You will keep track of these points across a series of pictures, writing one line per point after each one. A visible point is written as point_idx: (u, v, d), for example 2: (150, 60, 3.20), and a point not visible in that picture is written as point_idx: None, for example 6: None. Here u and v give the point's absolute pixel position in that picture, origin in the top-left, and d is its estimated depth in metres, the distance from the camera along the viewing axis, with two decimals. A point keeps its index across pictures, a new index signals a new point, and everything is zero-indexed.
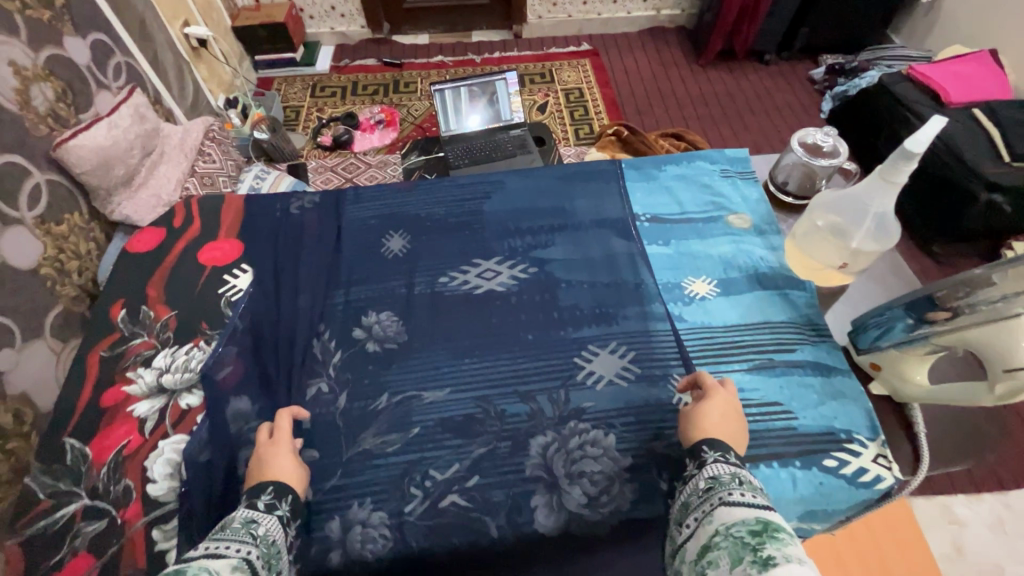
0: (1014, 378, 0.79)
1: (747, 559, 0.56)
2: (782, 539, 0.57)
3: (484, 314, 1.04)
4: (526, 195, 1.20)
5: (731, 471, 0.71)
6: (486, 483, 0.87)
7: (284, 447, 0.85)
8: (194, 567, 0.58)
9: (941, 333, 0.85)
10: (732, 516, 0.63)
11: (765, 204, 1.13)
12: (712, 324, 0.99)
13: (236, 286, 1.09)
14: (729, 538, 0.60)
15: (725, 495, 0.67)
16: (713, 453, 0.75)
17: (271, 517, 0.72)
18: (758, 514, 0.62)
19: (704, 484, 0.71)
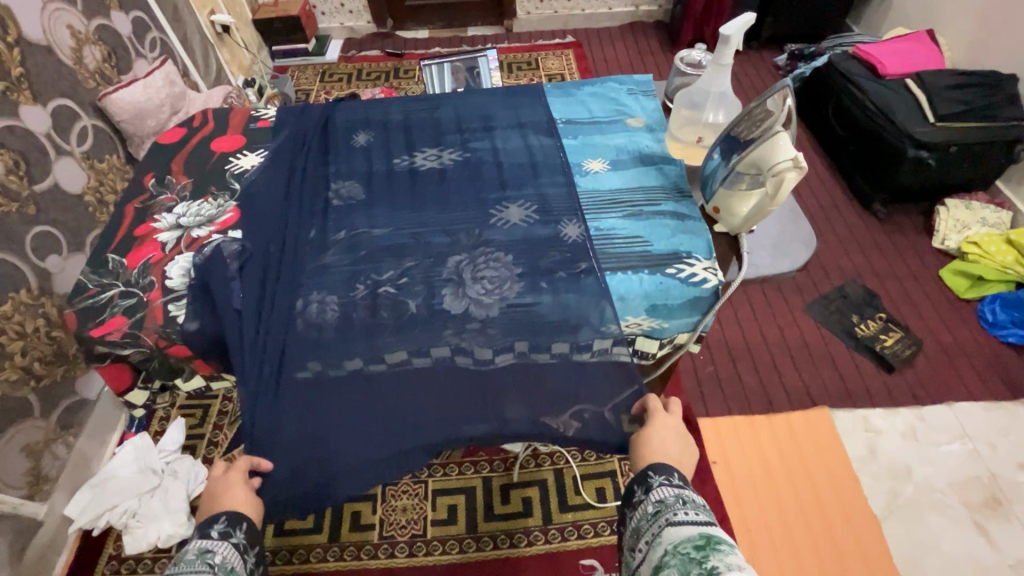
0: (782, 180, 0.89)
1: (696, 571, 0.67)
2: (723, 549, 0.69)
3: (427, 181, 1.22)
4: (469, 106, 1.38)
5: (676, 492, 0.83)
6: (412, 281, 1.04)
7: (234, 477, 0.90)
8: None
9: (741, 162, 0.96)
10: (679, 534, 0.75)
11: (659, 111, 1.34)
12: (600, 188, 1.18)
13: (240, 165, 1.26)
14: (677, 556, 0.71)
15: (672, 516, 0.78)
16: (657, 476, 0.87)
17: (227, 544, 0.80)
18: (700, 531, 0.73)
19: (652, 507, 0.82)
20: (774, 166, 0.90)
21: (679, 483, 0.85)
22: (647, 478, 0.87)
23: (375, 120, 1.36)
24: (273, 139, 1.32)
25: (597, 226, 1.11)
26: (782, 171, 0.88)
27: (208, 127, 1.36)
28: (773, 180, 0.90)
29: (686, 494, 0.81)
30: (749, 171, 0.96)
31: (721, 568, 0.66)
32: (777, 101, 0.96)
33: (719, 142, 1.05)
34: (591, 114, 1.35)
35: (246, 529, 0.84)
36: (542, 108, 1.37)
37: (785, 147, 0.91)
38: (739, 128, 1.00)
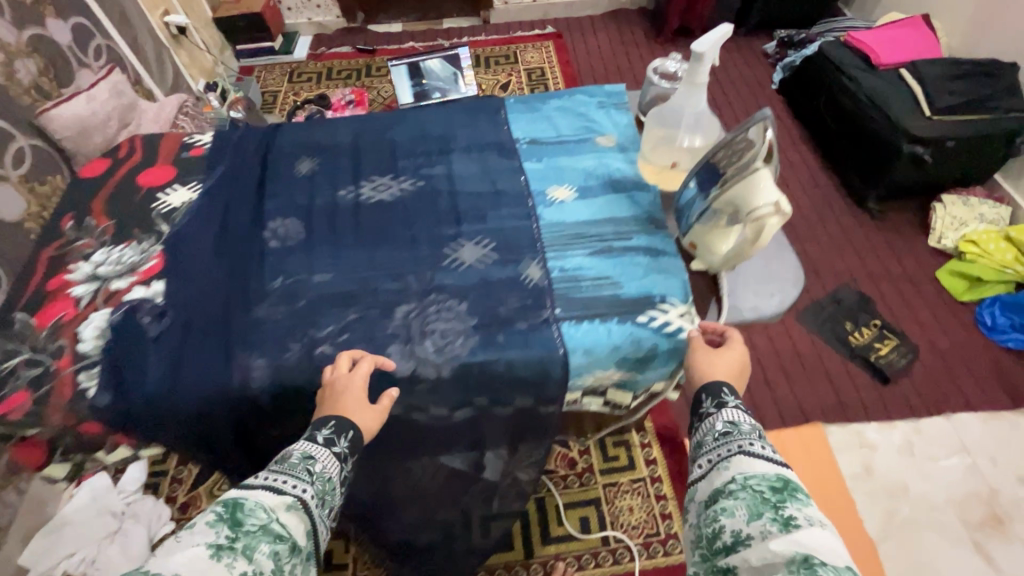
0: (762, 224, 0.80)
1: (769, 514, 0.61)
2: (802, 499, 0.63)
3: (375, 216, 1.10)
4: (425, 124, 1.26)
5: (745, 418, 0.76)
6: (354, 337, 0.92)
7: (356, 382, 0.84)
8: (251, 502, 0.62)
9: (716, 198, 0.87)
10: (752, 468, 0.68)
11: (632, 127, 1.22)
12: (565, 220, 1.06)
13: (169, 202, 1.14)
14: (750, 492, 0.65)
15: (745, 445, 0.71)
16: (730, 396, 0.79)
17: (327, 453, 0.75)
18: (778, 473, 0.67)
19: (721, 427, 0.76)
20: (752, 211, 0.81)
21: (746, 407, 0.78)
22: (718, 391, 0.80)
23: (321, 144, 1.23)
24: (207, 169, 1.19)
25: (562, 266, 1.00)
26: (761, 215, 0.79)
27: (135, 156, 1.23)
28: (753, 227, 0.82)
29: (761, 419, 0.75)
30: (726, 209, 0.87)
31: (796, 519, 0.60)
32: (753, 127, 0.84)
33: (696, 171, 0.94)
34: (556, 131, 1.22)
35: (350, 439, 0.78)
36: (504, 126, 1.24)
37: (765, 185, 0.81)
38: (716, 158, 0.89)
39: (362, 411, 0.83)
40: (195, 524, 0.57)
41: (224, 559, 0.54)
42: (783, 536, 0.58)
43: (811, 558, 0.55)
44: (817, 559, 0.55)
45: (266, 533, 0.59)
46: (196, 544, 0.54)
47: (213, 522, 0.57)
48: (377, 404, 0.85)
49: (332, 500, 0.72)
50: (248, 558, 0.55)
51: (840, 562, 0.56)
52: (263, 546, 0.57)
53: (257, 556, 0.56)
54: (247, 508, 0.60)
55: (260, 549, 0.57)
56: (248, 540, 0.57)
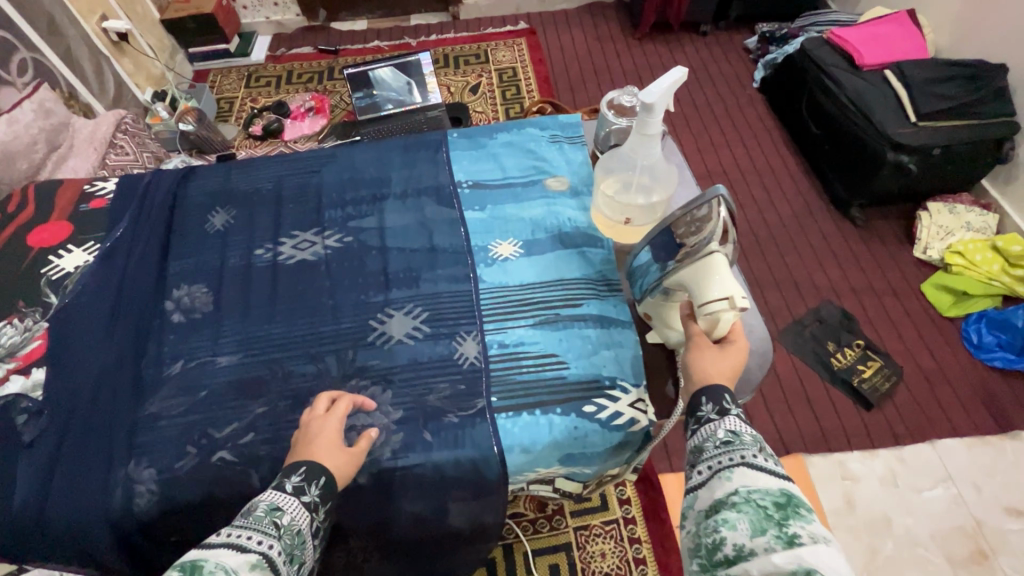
0: (714, 316, 0.73)
1: (774, 532, 0.54)
2: (806, 515, 0.56)
3: (293, 281, 0.97)
4: (356, 165, 1.12)
5: (748, 427, 0.68)
6: (259, 439, 0.80)
7: (332, 424, 0.75)
8: (211, 565, 0.54)
9: (668, 278, 0.79)
10: (755, 480, 0.60)
11: (586, 166, 1.10)
12: (508, 283, 0.94)
13: (60, 267, 1.00)
14: (753, 506, 0.58)
15: (748, 456, 0.63)
16: (731, 402, 0.71)
17: (296, 503, 0.66)
18: (784, 488, 0.59)
19: (722, 434, 0.67)
20: (705, 302, 0.72)
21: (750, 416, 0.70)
22: (720, 394, 0.70)
23: (237, 191, 1.09)
24: (107, 226, 1.05)
25: (502, 340, 0.88)
26: (714, 306, 0.72)
27: (26, 212, 1.08)
28: (704, 318, 0.74)
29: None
30: (677, 291, 0.79)
31: (803, 539, 0.53)
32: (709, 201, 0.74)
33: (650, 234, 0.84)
34: (503, 173, 1.10)
35: (323, 486, 0.69)
36: (445, 166, 1.11)
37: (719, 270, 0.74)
38: (672, 228, 0.79)
39: (334, 453, 0.73)
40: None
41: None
42: (787, 551, 0.52)
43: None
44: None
45: None
46: None
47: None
48: (354, 448, 0.75)
49: (301, 552, 0.64)
50: None
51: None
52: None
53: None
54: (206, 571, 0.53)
55: None
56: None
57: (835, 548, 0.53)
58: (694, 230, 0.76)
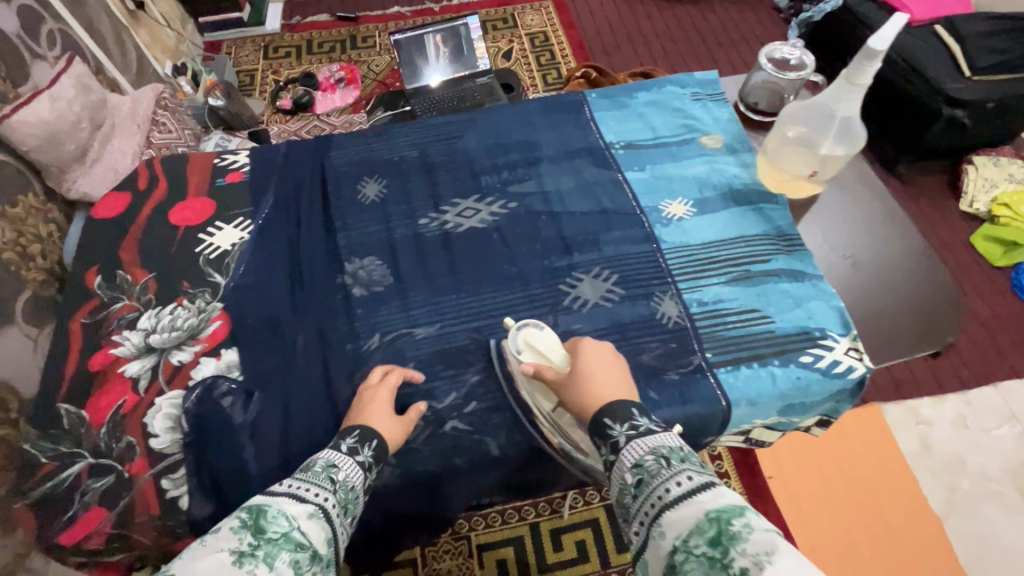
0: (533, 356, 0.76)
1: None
2: (739, 536, 0.46)
3: (468, 249, 0.95)
4: (500, 129, 1.09)
5: (649, 448, 0.57)
6: (486, 407, 0.79)
7: (383, 392, 0.75)
8: (273, 510, 0.52)
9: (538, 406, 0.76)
10: (679, 520, 0.50)
11: (735, 122, 1.08)
12: (690, 242, 0.94)
13: (216, 244, 0.95)
14: (692, 559, 0.46)
15: (662, 492, 0.53)
16: (619, 428, 0.61)
17: (351, 462, 0.64)
18: (705, 508, 0.49)
19: (630, 477, 0.56)
20: (513, 359, 0.78)
21: (653, 426, 0.60)
22: (605, 431, 0.62)
23: (381, 161, 1.05)
24: (253, 200, 1.00)
25: (700, 299, 0.88)
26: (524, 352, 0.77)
27: (160, 189, 1.02)
28: (525, 348, 0.77)
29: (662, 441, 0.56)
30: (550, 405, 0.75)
31: (754, 571, 0.43)
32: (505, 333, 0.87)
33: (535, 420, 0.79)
34: (653, 132, 1.08)
35: (375, 447, 0.67)
36: (592, 128, 1.09)
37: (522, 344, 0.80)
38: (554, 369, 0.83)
39: (384, 419, 0.72)
40: (218, 529, 0.50)
41: (245, 569, 0.46)
42: None
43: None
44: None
45: (290, 543, 0.50)
46: (218, 550, 0.47)
47: (237, 529, 0.49)
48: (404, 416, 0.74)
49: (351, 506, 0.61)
50: (271, 566, 0.48)
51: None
52: (284, 556, 0.49)
53: (279, 565, 0.48)
54: (270, 516, 0.51)
55: (282, 557, 0.49)
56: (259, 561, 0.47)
57: (783, 560, 0.43)
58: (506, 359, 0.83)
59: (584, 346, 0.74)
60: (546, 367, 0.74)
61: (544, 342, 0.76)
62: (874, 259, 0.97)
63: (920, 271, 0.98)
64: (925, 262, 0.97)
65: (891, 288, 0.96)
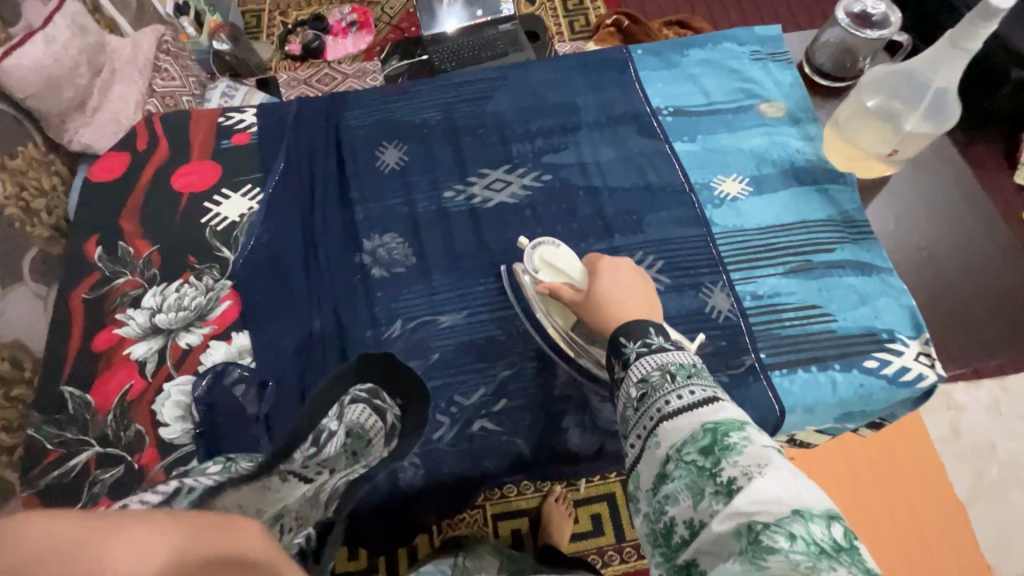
0: (544, 272, 0.74)
1: (710, 493, 0.44)
2: (736, 447, 0.45)
3: (498, 227, 0.86)
4: (534, 89, 0.97)
5: (658, 363, 0.54)
6: (517, 406, 0.73)
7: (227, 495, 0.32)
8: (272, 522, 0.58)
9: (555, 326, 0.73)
10: (679, 432, 0.48)
11: (799, 87, 0.96)
12: (745, 226, 0.84)
13: (223, 216, 0.87)
14: (680, 466, 0.46)
15: (664, 405, 0.50)
16: (632, 344, 0.57)
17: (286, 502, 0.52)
18: (704, 420, 0.48)
19: (634, 391, 0.54)
20: (529, 277, 0.76)
21: (668, 343, 0.56)
22: (619, 348, 0.57)
23: (402, 123, 0.95)
24: (263, 164, 0.91)
25: (754, 291, 0.80)
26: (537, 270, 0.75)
27: (161, 150, 0.93)
28: (538, 270, 0.74)
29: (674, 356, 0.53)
30: (567, 322, 0.72)
31: (742, 483, 0.42)
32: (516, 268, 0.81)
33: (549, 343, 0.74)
34: (706, 97, 0.96)
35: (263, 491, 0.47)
36: (637, 90, 0.97)
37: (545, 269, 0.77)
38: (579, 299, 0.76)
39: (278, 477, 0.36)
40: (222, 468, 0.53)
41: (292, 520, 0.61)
42: (729, 508, 0.42)
43: (761, 532, 0.39)
44: (766, 527, 0.39)
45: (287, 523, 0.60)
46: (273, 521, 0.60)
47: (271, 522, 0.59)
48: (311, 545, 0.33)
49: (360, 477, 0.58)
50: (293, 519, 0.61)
51: (813, 512, 0.40)
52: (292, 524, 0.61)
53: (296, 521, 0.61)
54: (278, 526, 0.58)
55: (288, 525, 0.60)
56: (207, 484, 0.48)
57: (775, 472, 0.42)
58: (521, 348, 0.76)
59: (602, 266, 0.69)
60: (561, 286, 0.70)
61: (561, 261, 0.74)
62: (956, 250, 0.85)
63: (996, 267, 0.88)
64: (998, 259, 0.88)
65: (969, 280, 0.85)
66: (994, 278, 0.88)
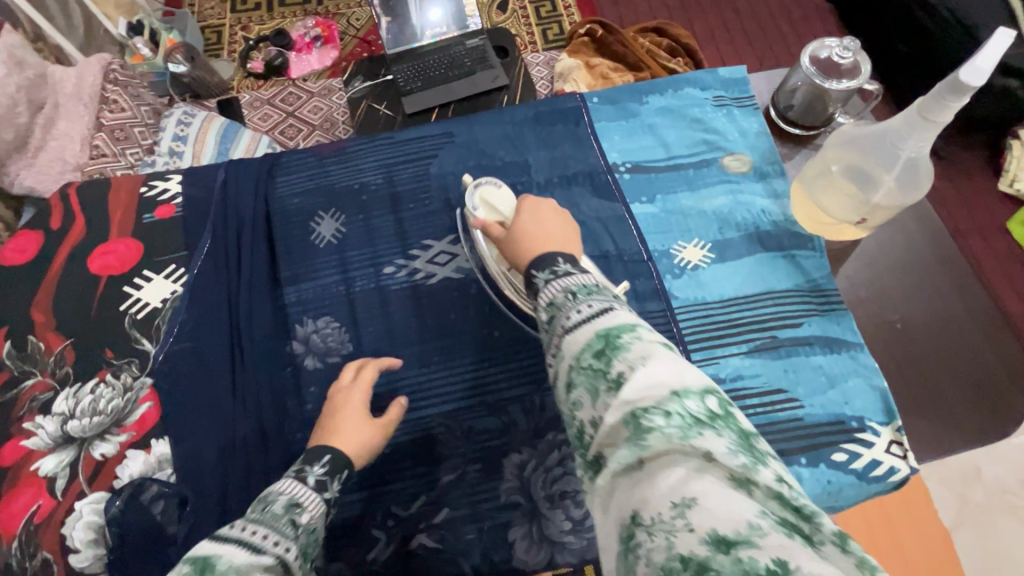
0: (481, 208, 0.73)
1: (604, 391, 0.40)
2: (625, 344, 0.42)
3: (442, 308, 0.79)
4: (481, 146, 0.90)
5: (561, 285, 0.50)
6: (458, 518, 0.68)
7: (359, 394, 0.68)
8: (223, 565, 0.41)
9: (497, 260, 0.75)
10: (575, 340, 0.45)
11: (765, 136, 0.90)
12: (706, 299, 0.79)
13: (144, 302, 0.80)
14: (579, 373, 0.43)
15: (562, 319, 0.47)
16: (540, 273, 0.53)
17: (316, 496, 0.54)
18: (597, 327, 0.44)
19: (541, 314, 0.50)
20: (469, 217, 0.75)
21: (573, 268, 0.52)
22: (526, 279, 0.54)
23: (340, 189, 0.88)
24: (188, 241, 0.84)
25: (716, 375, 0.74)
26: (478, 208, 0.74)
27: (78, 227, 0.86)
28: (478, 207, 0.74)
29: (573, 276, 0.49)
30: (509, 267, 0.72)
31: (630, 375, 0.39)
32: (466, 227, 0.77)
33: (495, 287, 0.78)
34: (667, 151, 0.89)
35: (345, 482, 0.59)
36: (592, 145, 0.90)
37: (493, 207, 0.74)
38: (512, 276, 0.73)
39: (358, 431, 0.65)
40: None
41: None
42: (620, 401, 0.39)
43: (642, 416, 0.37)
44: (647, 411, 0.37)
45: None
46: None
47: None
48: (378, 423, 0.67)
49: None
50: None
51: (690, 390, 0.38)
52: None
53: None
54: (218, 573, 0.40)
55: None
56: (312, 512, 0.52)
57: (659, 364, 0.40)
58: (466, 448, 0.71)
59: (525, 204, 0.67)
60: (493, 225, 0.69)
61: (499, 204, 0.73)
62: (929, 319, 0.80)
63: (978, 332, 0.81)
64: (986, 326, 0.82)
65: (949, 350, 0.79)
66: (987, 344, 0.81)
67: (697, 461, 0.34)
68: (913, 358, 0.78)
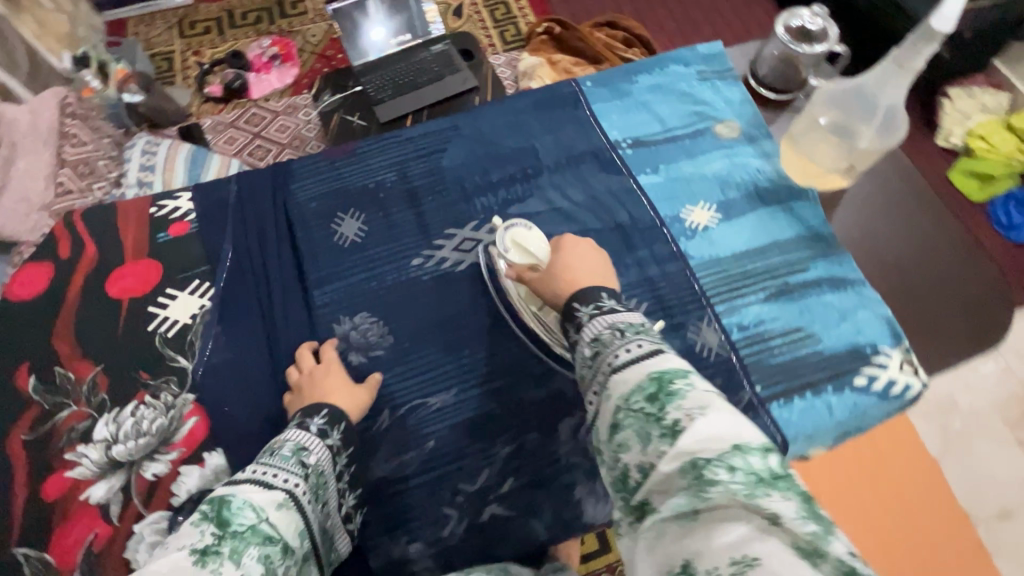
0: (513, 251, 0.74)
1: (656, 437, 0.43)
2: (679, 392, 0.44)
3: (475, 291, 0.82)
4: (487, 136, 0.94)
5: (609, 324, 0.55)
6: (524, 485, 0.71)
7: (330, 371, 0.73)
8: (238, 501, 0.49)
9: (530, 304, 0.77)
10: (625, 381, 0.48)
11: (749, 103, 0.97)
12: (721, 255, 0.84)
13: (172, 319, 0.79)
14: (629, 414, 0.45)
15: (612, 358, 0.51)
16: (584, 309, 0.58)
17: (321, 444, 0.60)
18: (649, 371, 0.48)
19: (587, 350, 0.54)
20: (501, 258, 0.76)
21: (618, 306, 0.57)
22: (572, 315, 0.58)
23: (355, 190, 0.89)
24: (209, 255, 0.83)
25: (740, 322, 0.80)
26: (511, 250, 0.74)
27: (89, 254, 0.84)
28: (509, 250, 0.75)
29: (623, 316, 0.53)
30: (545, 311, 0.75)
31: (687, 424, 0.42)
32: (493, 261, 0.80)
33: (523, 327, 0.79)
34: (663, 124, 0.95)
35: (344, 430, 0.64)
36: (593, 125, 0.95)
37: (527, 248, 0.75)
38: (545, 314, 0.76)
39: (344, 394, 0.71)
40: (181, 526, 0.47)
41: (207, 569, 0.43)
42: (676, 449, 0.41)
43: (702, 466, 0.39)
44: (708, 462, 0.39)
45: (256, 537, 0.47)
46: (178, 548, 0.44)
47: (196, 523, 0.46)
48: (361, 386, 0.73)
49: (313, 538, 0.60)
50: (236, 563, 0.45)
51: (750, 445, 0.40)
52: (251, 552, 0.46)
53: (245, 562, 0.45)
54: (233, 510, 0.48)
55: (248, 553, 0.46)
56: (318, 454, 0.59)
57: (714, 415, 0.42)
58: (520, 420, 0.74)
59: (565, 245, 0.71)
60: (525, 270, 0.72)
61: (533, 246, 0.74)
62: (912, 252, 0.89)
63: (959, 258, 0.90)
64: (965, 252, 0.90)
65: (935, 277, 0.88)
66: (968, 265, 0.89)
67: (760, 521, 0.35)
68: (903, 287, 0.87)
